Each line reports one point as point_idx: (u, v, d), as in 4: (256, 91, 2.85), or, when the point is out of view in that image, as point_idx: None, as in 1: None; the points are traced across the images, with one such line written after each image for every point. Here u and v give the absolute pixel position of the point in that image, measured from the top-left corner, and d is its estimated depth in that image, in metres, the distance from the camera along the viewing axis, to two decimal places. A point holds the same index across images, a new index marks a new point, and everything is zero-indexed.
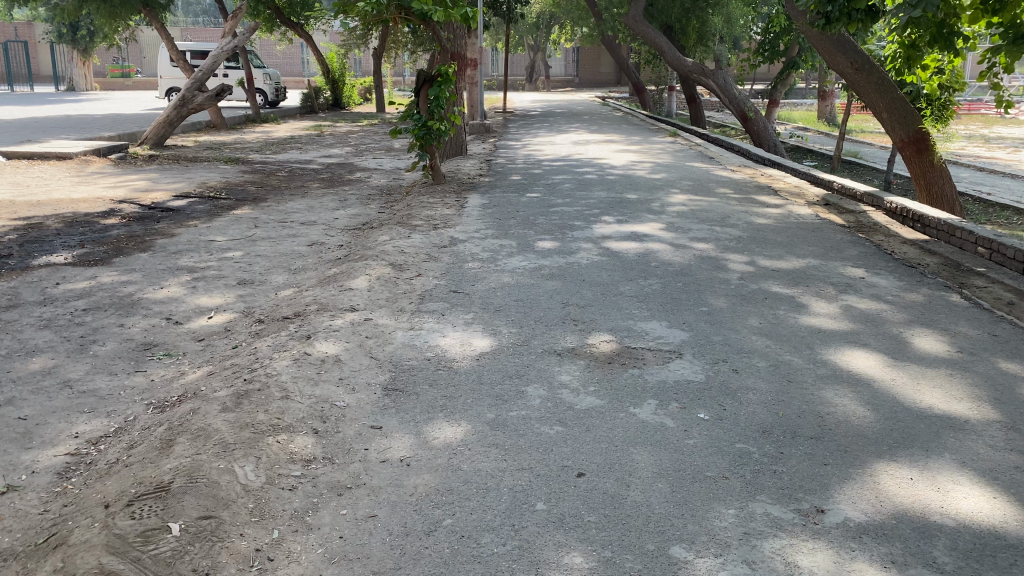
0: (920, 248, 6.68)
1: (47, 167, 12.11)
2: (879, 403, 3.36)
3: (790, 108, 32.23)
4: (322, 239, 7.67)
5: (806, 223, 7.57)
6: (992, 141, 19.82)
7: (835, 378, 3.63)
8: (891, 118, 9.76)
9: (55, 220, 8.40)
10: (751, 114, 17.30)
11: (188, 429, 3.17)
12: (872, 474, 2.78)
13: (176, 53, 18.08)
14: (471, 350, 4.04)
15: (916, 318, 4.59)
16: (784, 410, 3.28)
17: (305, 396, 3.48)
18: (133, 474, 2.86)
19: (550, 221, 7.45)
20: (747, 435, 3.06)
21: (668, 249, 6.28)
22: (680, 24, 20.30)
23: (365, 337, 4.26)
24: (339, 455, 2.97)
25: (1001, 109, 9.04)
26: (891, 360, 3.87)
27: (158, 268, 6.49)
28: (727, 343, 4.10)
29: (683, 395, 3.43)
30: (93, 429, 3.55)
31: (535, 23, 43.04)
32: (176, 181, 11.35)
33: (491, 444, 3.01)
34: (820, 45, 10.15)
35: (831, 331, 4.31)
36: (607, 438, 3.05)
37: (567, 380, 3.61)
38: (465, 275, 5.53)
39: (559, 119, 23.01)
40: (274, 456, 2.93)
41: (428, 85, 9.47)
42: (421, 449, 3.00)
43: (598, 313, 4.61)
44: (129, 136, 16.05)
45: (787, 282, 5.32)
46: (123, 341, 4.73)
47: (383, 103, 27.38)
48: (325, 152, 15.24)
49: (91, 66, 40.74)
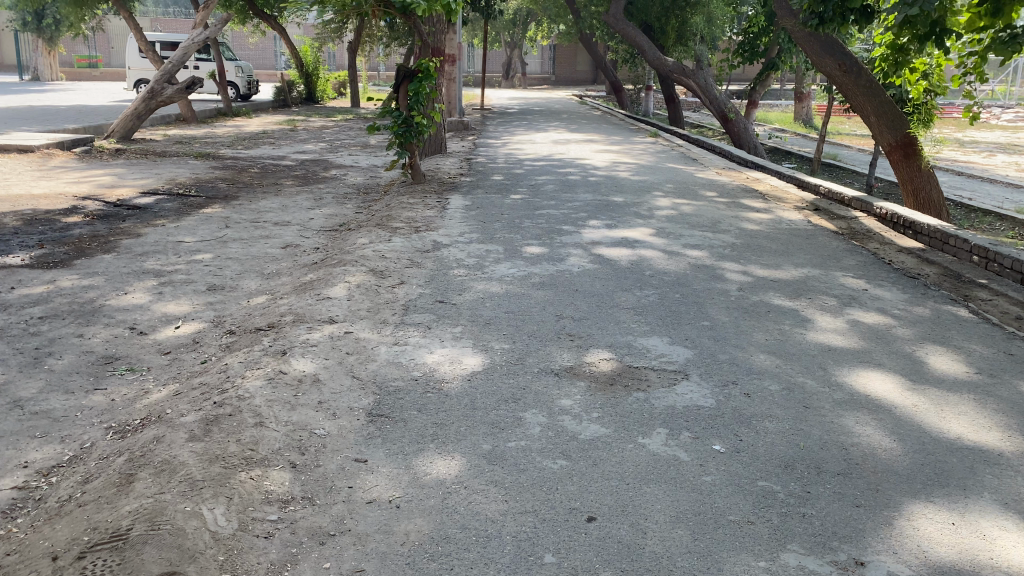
0: (917, 257, 6.47)
1: (7, 160, 11.61)
2: (905, 433, 3.12)
3: (766, 109, 32.26)
4: (296, 241, 7.33)
5: (797, 229, 7.37)
6: (966, 144, 19.89)
7: (852, 404, 3.38)
8: (880, 122, 9.53)
9: (12, 218, 7.98)
10: (731, 114, 17.10)
11: (150, 462, 2.85)
12: (910, 518, 2.54)
13: (146, 42, 17.50)
14: (463, 369, 3.74)
15: (927, 334, 4.37)
16: (804, 442, 3.02)
17: (281, 423, 3.17)
18: (87, 517, 2.55)
19: (536, 225, 7.18)
20: (768, 472, 2.80)
21: (661, 256, 6.04)
22: (659, 23, 20.08)
23: (345, 353, 3.95)
24: (320, 494, 2.66)
25: (973, 117, 8.76)
26: (910, 383, 3.65)
27: (122, 271, 6.13)
28: (734, 361, 3.84)
29: (694, 423, 3.17)
30: (44, 458, 3.21)
31: (511, 19, 42.56)
32: (144, 177, 10.92)
33: (490, 482, 2.73)
34: (811, 47, 9.96)
35: (841, 349, 4.07)
36: (617, 474, 2.78)
37: (568, 405, 3.33)
38: (451, 283, 5.23)
39: (537, 116, 22.75)
40: (247, 496, 2.62)
41: (408, 80, 9.13)
42: (410, 487, 2.70)
43: (594, 328, 4.33)
44: (95, 128, 15.52)
45: (788, 294, 5.07)
46: (82, 353, 4.38)
47: (357, 98, 26.92)
48: (298, 148, 14.81)
49: (55, 56, 39.98)
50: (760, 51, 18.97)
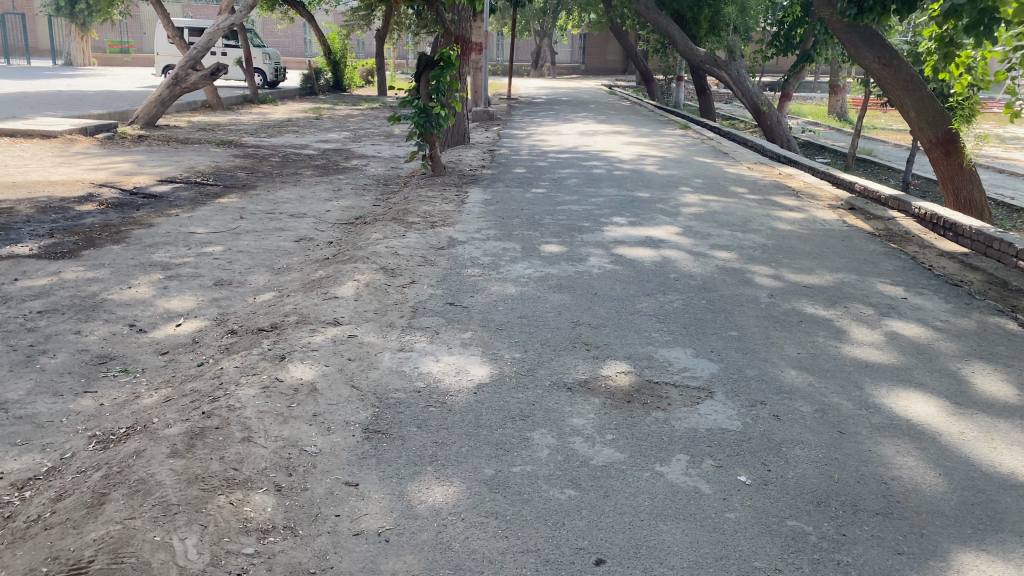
0: (959, 262, 6.12)
1: (29, 145, 11.54)
2: (951, 466, 2.83)
3: (799, 101, 31.66)
4: (310, 234, 7.13)
5: (832, 230, 7.02)
6: (1007, 141, 19.21)
7: (893, 431, 3.08)
8: (919, 118, 9.09)
9: (27, 205, 7.86)
10: (764, 107, 16.62)
11: (126, 480, 2.64)
12: (959, 570, 2.26)
13: (173, 28, 17.38)
14: (469, 381, 3.50)
15: (973, 350, 4.05)
16: (840, 474, 2.74)
17: (270, 438, 2.94)
18: (50, 544, 2.35)
19: (557, 221, 6.92)
20: (799, 509, 2.53)
21: (686, 257, 5.75)
22: (692, 13, 19.62)
23: (347, 359, 3.72)
24: (303, 524, 2.43)
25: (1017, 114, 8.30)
26: (954, 406, 3.34)
27: (129, 263, 5.95)
28: (762, 378, 3.56)
29: (718, 449, 2.90)
30: (21, 469, 3.02)
31: (542, 7, 42.12)
32: (163, 164, 10.77)
33: (488, 514, 2.48)
34: (848, 39, 9.60)
35: (879, 365, 3.77)
36: (633, 509, 2.52)
37: (580, 425, 3.07)
38: (464, 284, 4.99)
39: (565, 107, 22.38)
40: (223, 523, 2.39)
41: (429, 69, 8.85)
42: (403, 518, 2.47)
43: (613, 337, 4.06)
44: (120, 114, 15.44)
45: (822, 302, 4.75)
46: (77, 352, 4.19)
47: (385, 86, 26.70)
48: (321, 137, 14.62)
49: (88, 41, 40.23)
50: (796, 42, 18.42)
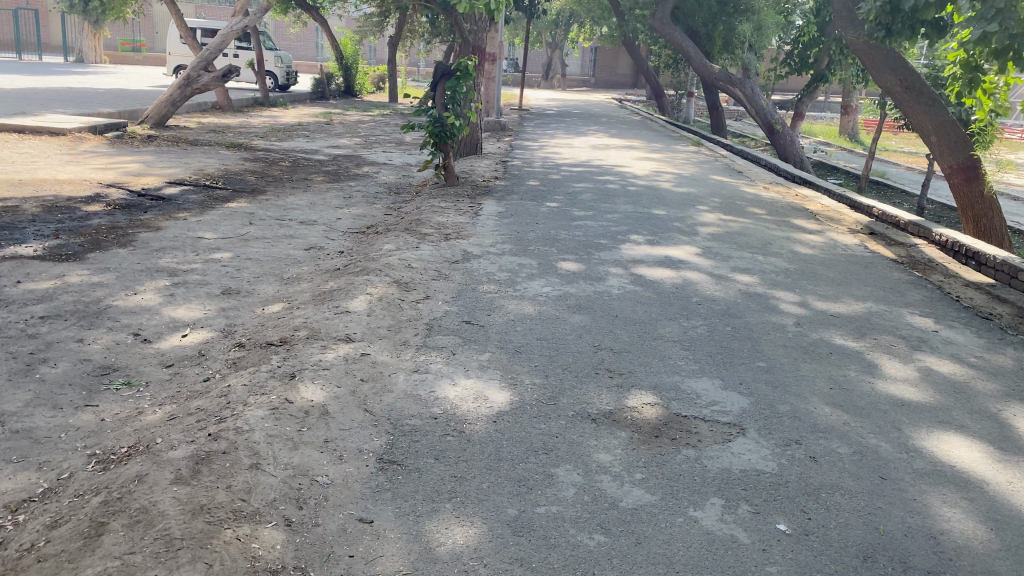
0: (986, 293, 5.96)
1: (37, 142, 11.42)
2: (1003, 521, 2.66)
3: (811, 121, 31.53)
4: (321, 243, 6.98)
5: (854, 255, 6.86)
6: None
7: (937, 477, 2.92)
8: (940, 142, 8.90)
9: (32, 204, 7.71)
10: (778, 125, 16.46)
11: (126, 509, 2.47)
12: None
13: (186, 28, 17.27)
14: (488, 408, 3.33)
15: (1011, 390, 3.88)
16: (884, 525, 2.58)
17: (279, 466, 2.78)
18: None
19: (573, 237, 6.76)
20: (843, 565, 2.36)
21: (707, 280, 5.59)
22: (706, 29, 19.53)
23: (359, 380, 3.56)
24: (315, 564, 2.27)
25: None
26: (998, 452, 3.17)
27: (135, 268, 5.80)
28: (795, 414, 3.39)
29: (754, 493, 2.73)
30: (16, 490, 2.85)
31: (554, 20, 42.18)
32: (172, 166, 10.64)
33: (512, 561, 2.32)
34: (869, 61, 9.57)
35: (915, 404, 3.60)
36: (667, 559, 2.35)
37: (606, 461, 2.91)
38: (479, 301, 4.83)
39: (576, 119, 22.27)
40: (230, 562, 2.23)
41: (445, 79, 8.75)
42: (421, 562, 2.30)
43: (636, 364, 3.90)
44: (129, 113, 15.32)
45: (851, 333, 4.59)
46: (78, 361, 4.03)
47: (395, 93, 26.61)
48: (331, 142, 14.49)
49: (99, 39, 40.34)
50: (811, 62, 18.29)
